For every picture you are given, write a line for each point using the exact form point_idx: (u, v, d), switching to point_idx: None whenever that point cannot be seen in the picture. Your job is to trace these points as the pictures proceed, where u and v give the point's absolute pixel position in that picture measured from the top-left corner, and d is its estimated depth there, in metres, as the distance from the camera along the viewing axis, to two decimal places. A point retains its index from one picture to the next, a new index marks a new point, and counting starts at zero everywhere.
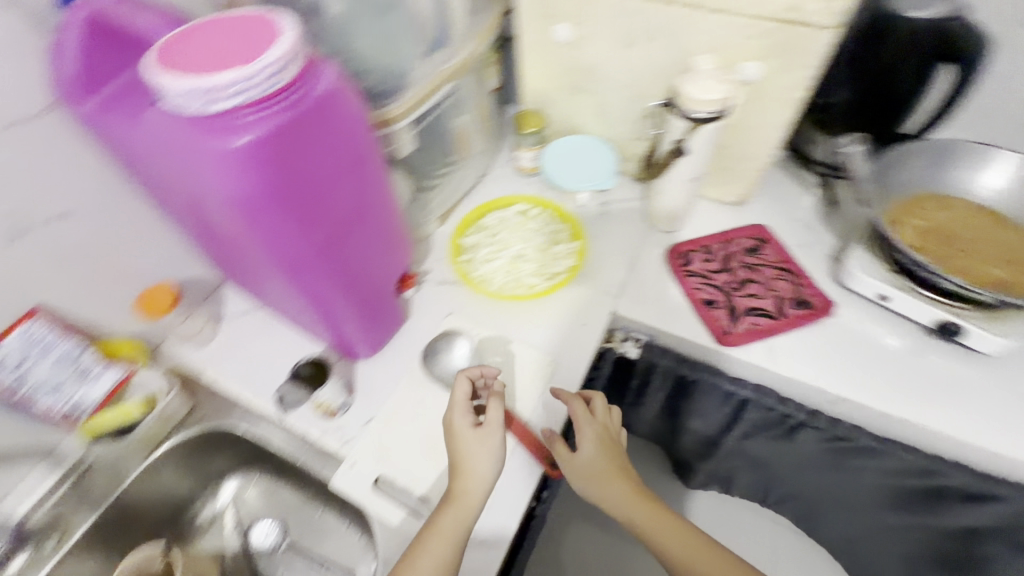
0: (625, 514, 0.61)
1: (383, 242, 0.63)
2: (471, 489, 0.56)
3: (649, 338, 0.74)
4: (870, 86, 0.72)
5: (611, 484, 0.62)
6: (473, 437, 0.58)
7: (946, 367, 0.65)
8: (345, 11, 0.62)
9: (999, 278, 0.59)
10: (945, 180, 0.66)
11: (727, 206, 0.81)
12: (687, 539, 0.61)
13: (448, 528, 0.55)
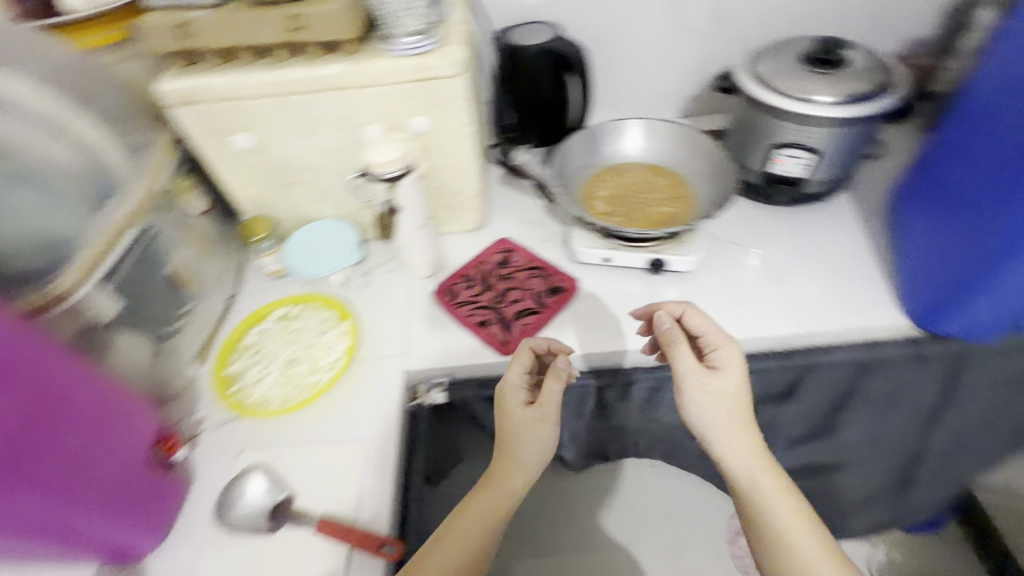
0: (726, 449, 0.63)
1: (112, 426, 0.53)
2: (512, 473, 0.62)
3: (449, 378, 0.75)
4: (529, 105, 0.89)
5: (737, 428, 0.63)
6: (530, 416, 0.62)
7: (670, 291, 0.79)
8: None
9: (667, 214, 0.78)
10: (603, 155, 0.84)
11: (470, 231, 0.90)
12: (770, 468, 0.63)
13: (481, 510, 0.61)
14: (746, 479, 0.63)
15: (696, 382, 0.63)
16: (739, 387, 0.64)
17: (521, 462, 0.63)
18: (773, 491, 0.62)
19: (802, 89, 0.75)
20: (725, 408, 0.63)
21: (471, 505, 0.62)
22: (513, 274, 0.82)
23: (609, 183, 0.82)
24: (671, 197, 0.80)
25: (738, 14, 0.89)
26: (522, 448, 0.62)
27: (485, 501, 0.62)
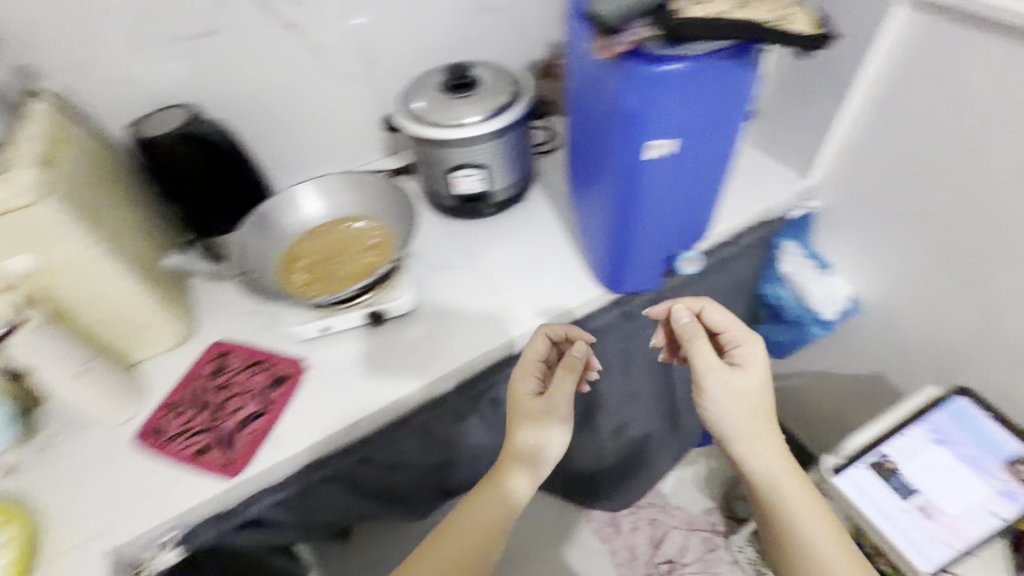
0: (747, 451, 0.72)
1: None
2: (490, 500, 0.69)
3: (180, 529, 0.64)
4: (195, 194, 0.81)
5: (758, 424, 0.72)
6: (540, 410, 0.69)
7: (397, 336, 0.78)
8: None
9: (369, 264, 0.76)
10: (288, 227, 0.79)
11: (175, 348, 0.79)
12: (784, 463, 0.73)
13: (475, 516, 0.69)
14: (766, 478, 0.74)
15: (719, 380, 0.71)
16: (751, 390, 0.72)
17: (501, 488, 0.70)
18: (800, 502, 0.73)
19: (445, 114, 0.79)
20: (756, 431, 0.72)
21: (484, 501, 0.69)
22: (228, 382, 0.74)
23: (303, 252, 0.77)
24: (371, 245, 0.78)
25: (381, 53, 0.94)
26: (535, 432, 0.69)
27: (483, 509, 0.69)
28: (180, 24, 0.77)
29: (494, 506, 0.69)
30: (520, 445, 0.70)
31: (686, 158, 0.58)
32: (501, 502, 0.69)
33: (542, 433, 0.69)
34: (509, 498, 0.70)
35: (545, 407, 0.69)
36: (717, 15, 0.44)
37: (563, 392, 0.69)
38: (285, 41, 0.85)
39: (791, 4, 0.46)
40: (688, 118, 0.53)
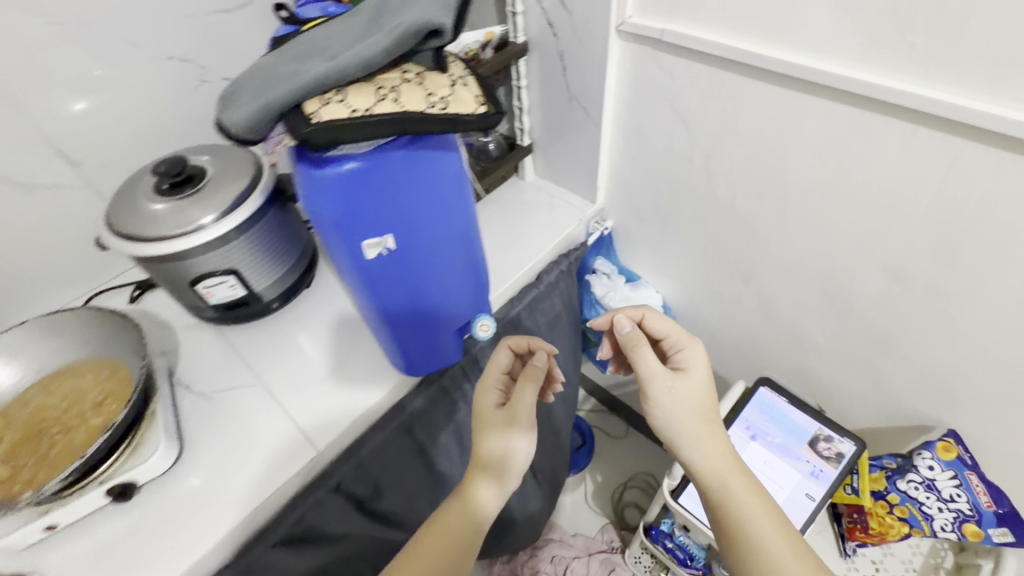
0: (691, 445, 0.57)
1: None
2: (452, 524, 0.55)
3: None
4: None
5: (700, 425, 0.57)
6: (507, 415, 0.58)
7: (162, 503, 0.64)
8: None
9: (97, 427, 0.60)
10: None
11: None
12: (733, 462, 0.56)
13: (456, 523, 0.55)
14: (712, 475, 0.56)
15: (657, 382, 0.58)
16: (692, 386, 0.59)
17: (465, 505, 0.56)
18: (744, 495, 0.54)
19: (160, 224, 0.65)
20: (693, 422, 0.57)
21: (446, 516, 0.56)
22: None
23: (12, 434, 0.61)
24: (104, 395, 0.63)
25: (86, 153, 0.77)
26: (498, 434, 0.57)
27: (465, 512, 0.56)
28: None
29: (474, 513, 0.56)
30: (485, 455, 0.57)
31: (432, 240, 0.52)
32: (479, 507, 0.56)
33: (501, 429, 0.57)
34: (474, 518, 0.56)
35: (512, 409, 0.58)
36: (363, 112, 0.37)
37: (525, 402, 0.58)
38: None
39: (449, 77, 0.41)
40: (409, 206, 0.47)
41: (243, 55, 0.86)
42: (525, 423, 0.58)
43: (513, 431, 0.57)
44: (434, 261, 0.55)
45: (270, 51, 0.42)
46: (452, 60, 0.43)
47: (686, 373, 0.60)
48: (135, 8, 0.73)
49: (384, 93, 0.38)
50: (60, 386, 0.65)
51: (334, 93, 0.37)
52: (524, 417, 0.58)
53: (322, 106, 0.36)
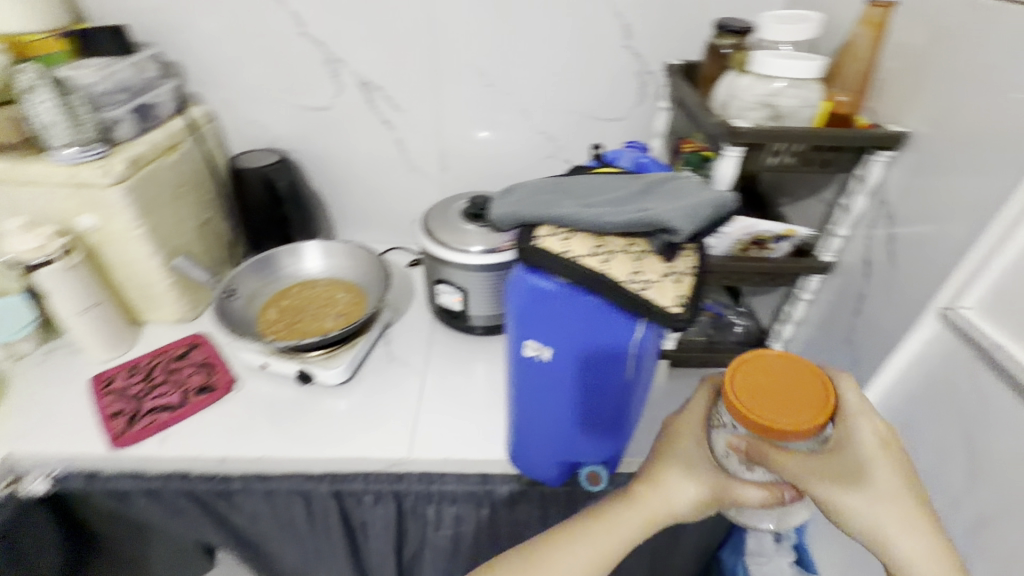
0: (827, 486, 0.45)
1: None
2: (586, 545, 0.52)
3: (62, 467, 0.75)
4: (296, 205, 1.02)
5: (835, 474, 0.45)
6: (676, 470, 0.51)
7: (317, 401, 0.83)
8: None
9: (325, 327, 0.85)
10: (286, 275, 0.92)
11: (175, 323, 0.94)
12: (839, 485, 0.45)
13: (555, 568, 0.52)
14: (829, 491, 0.45)
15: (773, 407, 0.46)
16: (842, 464, 0.46)
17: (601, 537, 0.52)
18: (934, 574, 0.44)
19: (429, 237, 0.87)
20: (837, 475, 0.45)
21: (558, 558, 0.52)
22: (177, 369, 0.85)
23: (286, 301, 0.89)
24: (342, 313, 0.87)
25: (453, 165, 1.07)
26: (657, 493, 0.52)
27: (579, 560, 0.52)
28: (305, 97, 0.98)
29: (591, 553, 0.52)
30: (646, 500, 0.52)
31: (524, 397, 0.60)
32: (604, 554, 0.52)
33: (664, 495, 0.51)
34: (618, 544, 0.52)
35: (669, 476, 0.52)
36: (571, 255, 0.42)
37: (682, 482, 0.51)
38: (379, 133, 1.02)
39: (668, 267, 0.43)
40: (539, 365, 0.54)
41: (592, 151, 1.04)
42: (706, 479, 0.50)
43: (643, 505, 0.52)
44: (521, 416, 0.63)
45: (561, 174, 0.52)
46: (684, 253, 0.44)
47: (837, 425, 0.48)
48: (545, 95, 0.98)
49: (599, 251, 0.42)
50: (324, 284, 0.93)
51: (563, 231, 0.43)
52: (703, 475, 0.51)
53: (546, 237, 0.44)
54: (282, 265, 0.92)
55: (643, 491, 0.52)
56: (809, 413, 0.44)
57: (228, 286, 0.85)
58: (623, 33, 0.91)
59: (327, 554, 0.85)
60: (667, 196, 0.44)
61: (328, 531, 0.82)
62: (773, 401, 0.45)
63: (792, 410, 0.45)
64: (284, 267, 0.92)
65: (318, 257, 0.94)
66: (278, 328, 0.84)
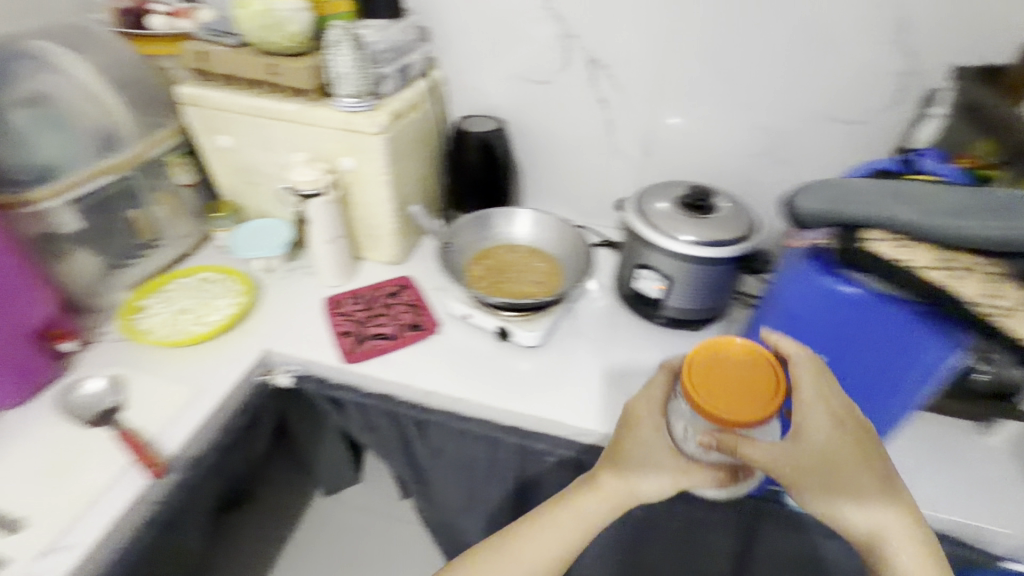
0: (797, 472, 0.53)
1: (23, 289, 0.72)
2: (567, 521, 0.61)
3: (300, 369, 0.88)
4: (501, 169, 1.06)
5: (806, 461, 0.53)
6: (620, 462, 0.62)
7: (510, 358, 0.88)
8: (20, 123, 0.79)
9: (526, 292, 0.89)
10: (494, 235, 0.97)
11: (386, 263, 1.05)
12: (815, 471, 0.53)
13: (537, 538, 0.62)
14: (803, 474, 0.53)
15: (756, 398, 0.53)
16: (813, 446, 0.54)
17: (578, 512, 0.61)
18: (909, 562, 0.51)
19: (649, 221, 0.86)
20: (798, 464, 0.53)
21: (543, 522, 0.63)
22: (391, 305, 0.95)
23: (490, 259, 0.94)
24: (542, 282, 0.91)
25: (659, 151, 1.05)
26: (629, 476, 0.60)
27: (566, 530, 0.62)
28: (531, 70, 1.02)
29: (575, 528, 0.61)
30: (608, 484, 0.61)
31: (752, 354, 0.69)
32: (585, 526, 0.61)
33: (633, 484, 0.60)
34: (591, 523, 0.61)
35: (629, 448, 0.62)
36: (904, 265, 0.50)
37: (649, 479, 0.59)
38: (592, 111, 1.03)
39: (998, 286, 0.48)
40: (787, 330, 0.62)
41: (818, 155, 0.96)
42: (668, 471, 0.59)
43: (607, 487, 0.61)
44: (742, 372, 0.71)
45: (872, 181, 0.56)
46: (1002, 277, 0.49)
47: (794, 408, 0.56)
48: (780, 88, 0.92)
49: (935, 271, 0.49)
50: (526, 248, 0.96)
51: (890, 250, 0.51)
52: (665, 461, 0.60)
53: (885, 247, 0.51)
54: (492, 225, 0.97)
55: (615, 484, 0.61)
56: (765, 398, 0.53)
57: (445, 239, 0.92)
58: (895, 26, 0.82)
59: (490, 499, 0.91)
60: (999, 216, 0.47)
61: (499, 479, 0.88)
62: (728, 395, 0.54)
63: (743, 407, 0.53)
64: (493, 227, 0.97)
65: (525, 223, 0.97)
66: (484, 284, 0.90)
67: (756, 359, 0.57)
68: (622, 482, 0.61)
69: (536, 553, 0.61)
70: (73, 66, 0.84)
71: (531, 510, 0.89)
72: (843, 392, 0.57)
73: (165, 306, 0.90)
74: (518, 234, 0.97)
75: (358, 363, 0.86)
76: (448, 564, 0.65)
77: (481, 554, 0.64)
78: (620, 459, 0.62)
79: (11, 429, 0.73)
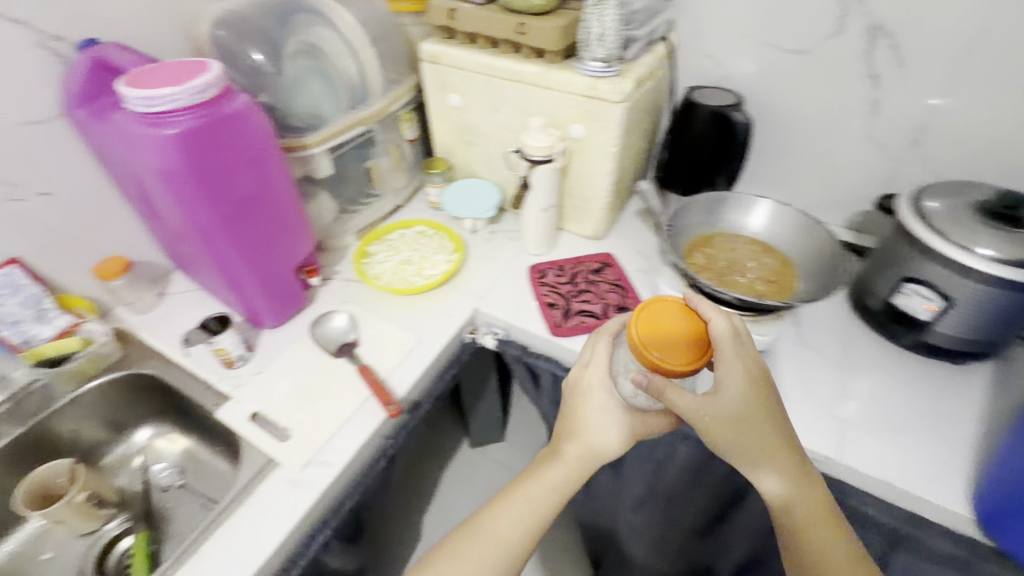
0: (724, 431, 0.61)
1: (287, 223, 0.80)
2: (534, 489, 0.68)
3: (505, 333, 0.89)
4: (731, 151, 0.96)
5: (733, 424, 0.61)
6: (581, 416, 0.69)
7: None
8: (298, 73, 0.87)
9: (756, 290, 0.80)
10: (721, 222, 0.89)
11: (587, 238, 1.02)
12: (734, 436, 0.61)
13: (508, 508, 0.68)
14: (721, 435, 0.61)
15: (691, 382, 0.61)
16: (728, 401, 0.60)
17: (539, 480, 0.69)
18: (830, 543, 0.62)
19: (953, 224, 0.71)
20: (721, 417, 0.60)
21: (532, 482, 0.69)
22: (595, 283, 0.92)
23: (715, 247, 0.87)
24: (775, 281, 0.82)
25: (934, 144, 0.87)
26: (583, 430, 0.69)
27: (536, 493, 0.68)
28: (786, 37, 0.89)
29: (536, 495, 0.68)
30: (571, 451, 0.69)
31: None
32: (557, 489, 0.68)
33: (589, 435, 0.68)
34: (562, 486, 0.68)
35: (587, 417, 0.68)
36: None
37: (598, 420, 0.68)
38: (853, 89, 0.88)
39: None
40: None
41: None
42: (617, 425, 0.68)
43: (567, 449, 0.69)
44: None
45: None
46: None
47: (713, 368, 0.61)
48: None
49: None
50: (755, 242, 0.87)
51: None
52: (609, 428, 0.68)
53: None
54: (720, 211, 0.90)
55: (574, 449, 0.69)
56: (682, 358, 0.57)
57: (671, 218, 0.86)
58: None
59: (675, 501, 0.87)
60: None
61: (694, 484, 0.82)
62: (667, 344, 0.58)
63: (679, 353, 0.58)
64: (722, 214, 0.90)
65: (759, 215, 0.88)
66: (707, 273, 0.83)
67: (685, 319, 0.60)
68: (577, 444, 0.69)
69: (513, 517, 0.67)
70: (342, 21, 0.90)
71: (722, 523, 0.83)
72: (757, 357, 0.62)
73: (388, 254, 0.96)
74: (748, 226, 0.88)
75: (566, 338, 0.85)
76: (456, 528, 0.68)
77: (444, 549, 0.66)
78: (563, 424, 0.71)
79: (270, 347, 0.83)
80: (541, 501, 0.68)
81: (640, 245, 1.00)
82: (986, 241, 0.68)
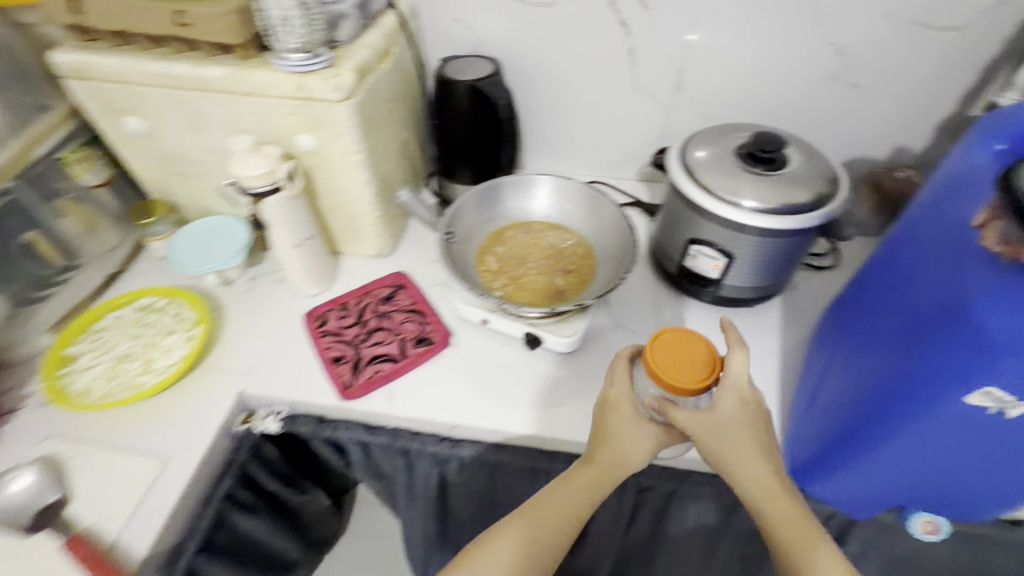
0: (714, 445, 0.54)
1: None
2: (548, 510, 0.54)
3: (289, 409, 0.71)
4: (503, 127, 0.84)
5: (741, 437, 0.55)
6: (626, 420, 0.58)
7: (544, 369, 0.73)
8: None
9: (556, 286, 0.72)
10: (502, 213, 0.79)
11: (372, 257, 0.86)
12: (732, 447, 0.54)
13: (510, 539, 0.53)
14: (709, 448, 0.54)
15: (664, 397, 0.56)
16: (721, 416, 0.55)
17: (565, 497, 0.55)
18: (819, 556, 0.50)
19: (715, 176, 0.68)
20: (708, 430, 0.54)
21: (542, 502, 0.55)
22: (387, 314, 0.78)
23: (503, 246, 0.76)
24: (573, 267, 0.74)
25: (694, 86, 0.84)
26: (607, 439, 0.58)
27: (548, 516, 0.54)
28: None
29: (545, 518, 0.54)
30: (602, 456, 0.57)
31: (866, 300, 0.57)
32: (572, 509, 0.55)
33: (612, 441, 0.57)
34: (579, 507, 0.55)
35: (612, 420, 0.58)
36: None
37: (626, 434, 0.57)
38: (610, 38, 0.81)
39: None
40: (911, 254, 0.51)
41: (896, 74, 0.78)
42: (651, 434, 0.58)
43: (595, 457, 0.57)
44: (849, 319, 0.60)
45: None
46: None
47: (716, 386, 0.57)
48: None
49: None
50: (543, 226, 0.79)
51: None
52: (646, 437, 0.57)
53: None
54: (500, 200, 0.79)
55: (601, 452, 0.57)
56: (694, 376, 0.54)
57: (444, 224, 0.72)
58: None
59: None
60: None
61: None
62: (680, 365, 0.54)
63: (687, 373, 0.54)
64: (501, 203, 0.79)
65: (538, 195, 0.80)
66: (501, 280, 0.72)
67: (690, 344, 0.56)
68: (606, 448, 0.57)
69: (521, 551, 0.52)
70: None
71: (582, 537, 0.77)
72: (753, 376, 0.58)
73: (101, 350, 0.71)
74: (532, 209, 0.79)
75: (361, 398, 0.69)
76: None
77: None
78: (596, 432, 0.59)
79: None
80: (539, 531, 0.53)
81: (435, 253, 0.86)
82: (751, 191, 0.65)
